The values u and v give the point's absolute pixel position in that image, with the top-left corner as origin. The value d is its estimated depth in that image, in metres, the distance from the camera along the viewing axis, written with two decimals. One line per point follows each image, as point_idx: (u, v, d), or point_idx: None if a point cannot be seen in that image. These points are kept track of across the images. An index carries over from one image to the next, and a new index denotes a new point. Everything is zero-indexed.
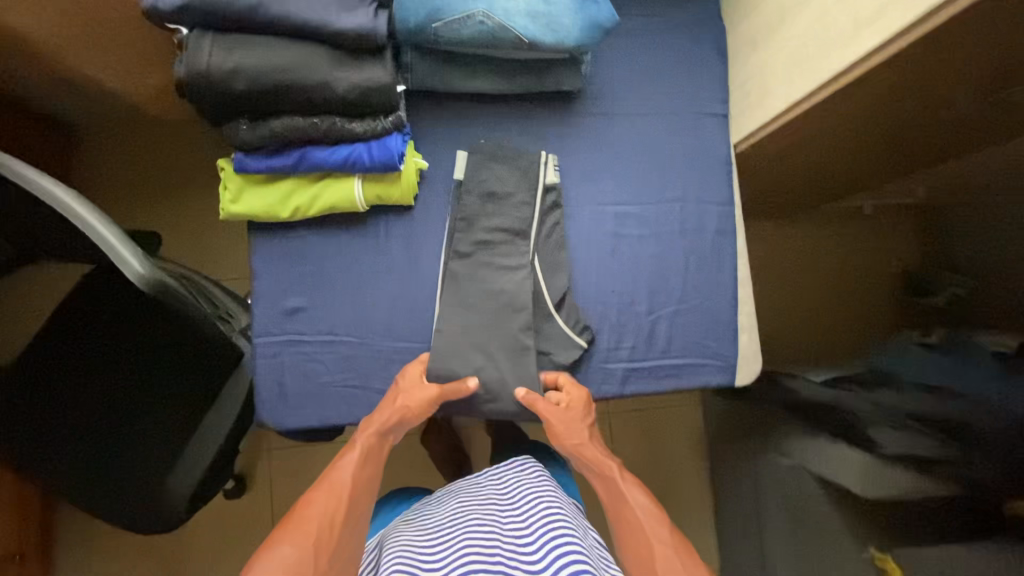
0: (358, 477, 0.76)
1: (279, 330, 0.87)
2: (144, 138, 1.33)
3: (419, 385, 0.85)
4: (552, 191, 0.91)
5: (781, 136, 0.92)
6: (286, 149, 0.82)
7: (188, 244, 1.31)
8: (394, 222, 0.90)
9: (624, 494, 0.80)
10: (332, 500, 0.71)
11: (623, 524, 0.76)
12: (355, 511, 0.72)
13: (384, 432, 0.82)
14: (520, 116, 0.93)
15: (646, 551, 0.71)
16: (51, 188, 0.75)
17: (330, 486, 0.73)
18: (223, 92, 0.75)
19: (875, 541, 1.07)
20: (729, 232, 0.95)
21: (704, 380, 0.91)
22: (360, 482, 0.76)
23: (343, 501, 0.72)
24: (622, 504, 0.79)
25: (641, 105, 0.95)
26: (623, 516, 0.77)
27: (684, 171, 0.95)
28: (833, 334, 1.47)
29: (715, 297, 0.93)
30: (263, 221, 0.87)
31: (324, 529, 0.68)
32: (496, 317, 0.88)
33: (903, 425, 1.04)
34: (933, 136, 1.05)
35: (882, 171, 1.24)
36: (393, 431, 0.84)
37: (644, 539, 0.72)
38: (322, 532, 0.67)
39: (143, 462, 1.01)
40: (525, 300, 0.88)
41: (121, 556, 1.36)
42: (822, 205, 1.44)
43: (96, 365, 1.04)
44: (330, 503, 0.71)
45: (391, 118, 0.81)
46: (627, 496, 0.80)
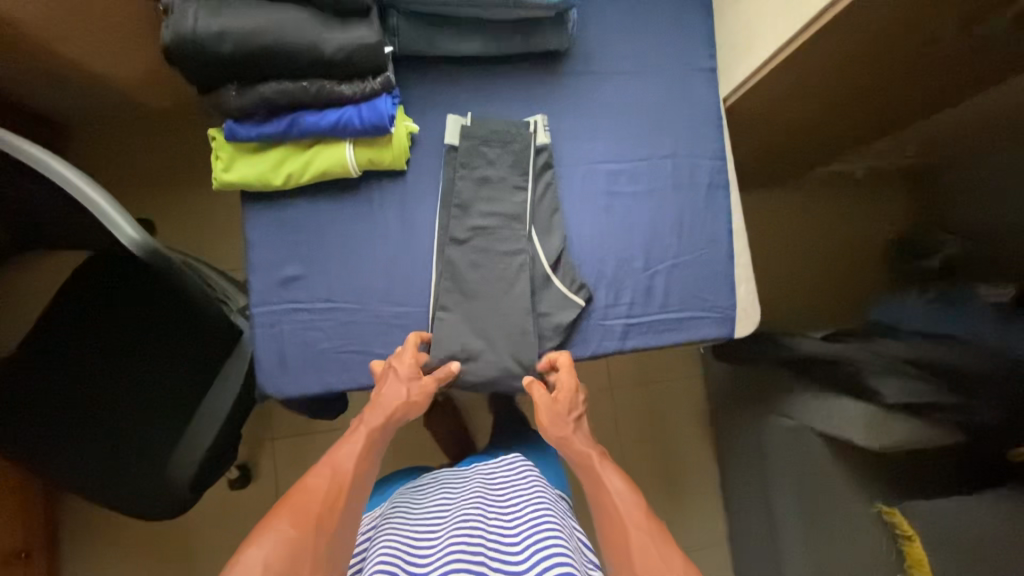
0: (360, 464, 0.74)
1: (277, 299, 0.87)
2: (134, 128, 1.33)
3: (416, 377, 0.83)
4: (544, 151, 0.92)
5: (767, 83, 0.93)
6: (276, 116, 0.83)
7: (182, 232, 1.31)
8: (388, 188, 0.90)
9: (607, 484, 0.76)
10: (334, 485, 0.70)
11: (605, 517, 0.73)
12: (354, 499, 0.71)
13: (386, 422, 0.81)
14: (509, 77, 0.94)
15: (629, 546, 0.67)
16: (40, 156, 0.75)
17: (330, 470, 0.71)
18: (212, 56, 0.76)
19: (881, 492, 1.07)
20: (722, 185, 0.95)
21: (703, 333, 0.91)
22: (362, 469, 0.74)
23: (344, 487, 0.70)
24: (604, 496, 0.75)
25: (629, 63, 0.96)
26: (606, 508, 0.74)
27: (675, 127, 0.95)
28: (832, 298, 1.46)
29: (711, 250, 0.93)
30: (256, 190, 0.87)
31: (325, 512, 0.66)
32: (496, 303, 0.88)
33: (904, 371, 1.04)
34: (919, 83, 1.05)
35: (870, 127, 1.25)
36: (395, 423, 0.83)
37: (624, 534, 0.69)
38: (324, 514, 0.66)
39: (145, 445, 1.00)
40: (523, 282, 0.88)
41: (126, 552, 1.34)
42: (813, 170, 1.45)
43: (95, 351, 1.03)
44: (331, 488, 0.69)
45: (380, 79, 0.82)
46: (610, 484, 0.76)
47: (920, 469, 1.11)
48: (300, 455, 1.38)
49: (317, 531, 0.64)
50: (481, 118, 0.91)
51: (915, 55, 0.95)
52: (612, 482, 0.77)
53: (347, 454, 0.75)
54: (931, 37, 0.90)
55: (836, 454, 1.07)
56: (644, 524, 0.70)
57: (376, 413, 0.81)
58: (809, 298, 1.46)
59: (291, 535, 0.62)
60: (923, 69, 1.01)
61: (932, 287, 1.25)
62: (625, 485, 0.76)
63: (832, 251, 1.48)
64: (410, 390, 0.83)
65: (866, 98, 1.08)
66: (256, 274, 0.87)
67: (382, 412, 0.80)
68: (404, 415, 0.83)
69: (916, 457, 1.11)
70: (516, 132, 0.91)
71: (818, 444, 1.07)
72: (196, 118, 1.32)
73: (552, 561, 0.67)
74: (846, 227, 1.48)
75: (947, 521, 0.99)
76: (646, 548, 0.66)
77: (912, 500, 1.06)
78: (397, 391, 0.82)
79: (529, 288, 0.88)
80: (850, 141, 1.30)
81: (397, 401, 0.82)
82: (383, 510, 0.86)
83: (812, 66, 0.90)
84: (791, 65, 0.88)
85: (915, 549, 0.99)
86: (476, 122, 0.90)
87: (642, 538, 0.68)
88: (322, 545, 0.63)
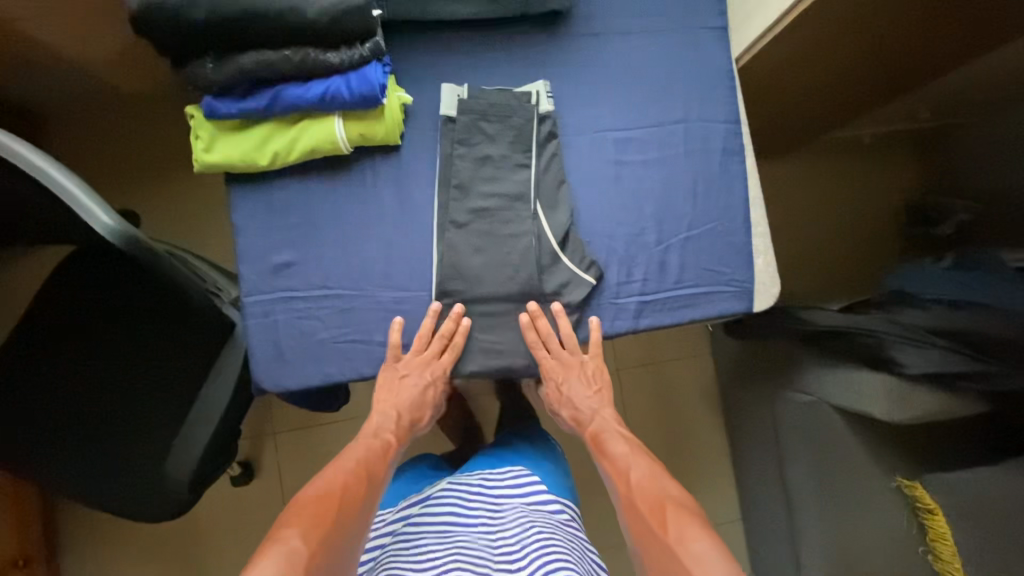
0: (383, 467, 0.79)
1: (269, 287, 0.81)
2: (111, 113, 1.26)
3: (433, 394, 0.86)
4: (547, 120, 0.86)
5: (785, 39, 0.87)
6: (257, 90, 0.76)
7: (168, 223, 1.25)
8: (381, 165, 0.84)
9: (607, 456, 0.83)
10: (356, 479, 0.74)
11: (613, 479, 0.80)
12: (365, 507, 0.72)
13: (404, 433, 0.86)
14: (508, 42, 0.88)
15: (632, 509, 0.74)
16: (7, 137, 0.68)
17: (353, 467, 0.76)
18: (185, 24, 0.71)
19: (901, 465, 1.04)
20: (737, 151, 0.90)
21: (721, 308, 0.87)
22: (384, 471, 0.79)
23: (366, 484, 0.74)
24: (607, 460, 0.83)
25: (633, 23, 0.90)
26: (612, 481, 0.81)
27: (685, 91, 0.89)
28: (845, 269, 1.42)
29: (726, 220, 0.88)
30: (238, 171, 0.81)
31: (348, 504, 0.69)
32: (501, 288, 0.83)
33: (929, 342, 0.98)
34: (941, 35, 0.99)
35: (886, 86, 1.19)
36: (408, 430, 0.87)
37: (626, 493, 0.77)
38: (348, 506, 0.69)
39: (138, 445, 0.95)
40: (530, 264, 0.83)
41: (126, 555, 1.30)
42: (822, 135, 1.40)
43: (82, 351, 0.98)
44: (357, 484, 0.73)
45: (369, 45, 0.76)
46: (610, 455, 0.83)
47: (943, 439, 1.08)
48: (302, 449, 1.34)
49: (342, 519, 0.67)
50: (479, 90, 0.85)
51: (938, 9, 0.89)
52: (614, 452, 0.83)
53: (372, 455, 0.79)
54: None
55: (856, 427, 1.04)
56: (647, 487, 0.76)
57: (397, 424, 0.85)
58: (822, 270, 1.41)
59: (320, 521, 0.65)
60: (946, 23, 0.94)
61: (949, 253, 1.21)
62: (621, 446, 0.83)
63: (841, 220, 1.43)
64: (430, 406, 0.88)
65: (885, 57, 1.02)
66: (245, 262, 0.82)
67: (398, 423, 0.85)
68: (416, 427, 0.89)
69: (936, 429, 1.08)
70: (517, 106, 0.85)
71: (837, 418, 1.04)
72: (177, 101, 1.26)
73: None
74: (857, 194, 1.43)
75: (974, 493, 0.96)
76: (642, 506, 0.73)
77: (934, 472, 1.03)
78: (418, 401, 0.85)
79: (536, 271, 0.83)
80: (863, 103, 1.25)
81: (416, 414, 0.87)
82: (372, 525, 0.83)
83: (833, 19, 0.83)
84: (810, 18, 0.81)
85: (937, 523, 0.97)
86: (473, 96, 0.85)
87: (642, 503, 0.74)
88: (345, 532, 0.66)
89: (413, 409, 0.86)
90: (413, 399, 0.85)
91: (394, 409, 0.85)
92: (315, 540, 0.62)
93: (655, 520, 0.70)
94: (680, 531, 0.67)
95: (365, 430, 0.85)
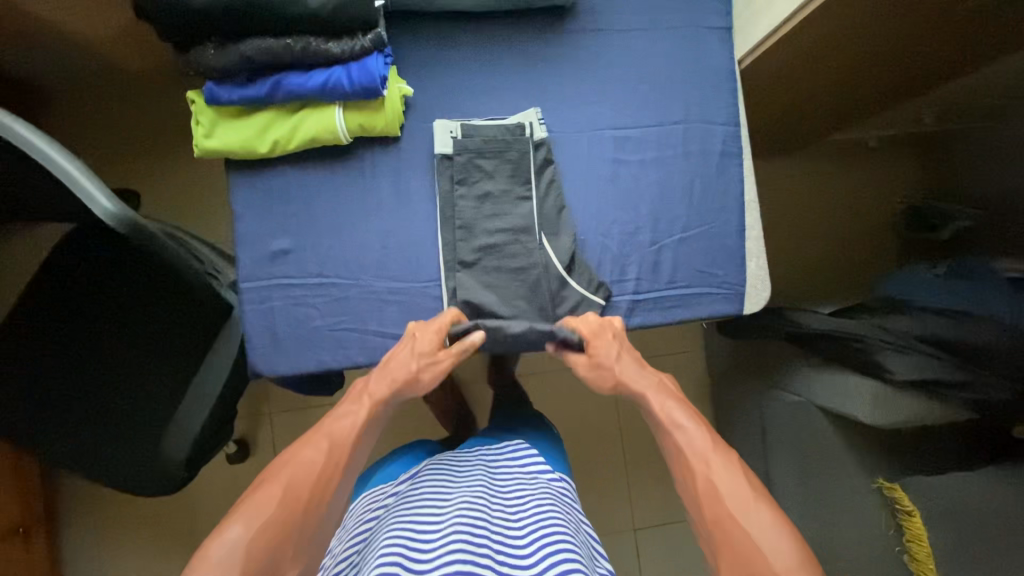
0: (352, 445, 0.73)
1: (266, 274, 0.82)
2: (114, 91, 1.25)
3: (415, 352, 0.79)
4: (542, 147, 0.86)
5: (788, 44, 0.86)
6: (258, 78, 0.77)
7: (169, 204, 1.25)
8: (380, 155, 0.84)
9: (680, 428, 0.75)
10: (330, 459, 0.70)
11: (679, 456, 0.73)
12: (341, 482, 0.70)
13: (385, 395, 0.78)
14: (510, 36, 0.87)
15: (711, 500, 0.67)
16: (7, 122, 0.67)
17: (331, 443, 0.72)
18: (186, 9, 0.71)
19: (882, 467, 1.06)
20: (735, 153, 0.90)
21: (712, 309, 0.88)
22: (354, 451, 0.73)
23: (343, 462, 0.71)
24: (673, 436, 0.75)
25: (637, 21, 0.89)
26: (678, 459, 0.73)
27: (686, 92, 0.89)
28: (840, 273, 1.42)
29: (721, 222, 0.89)
30: (240, 158, 0.81)
31: (317, 491, 0.67)
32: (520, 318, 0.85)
33: (914, 348, 1.00)
34: (945, 43, 0.98)
35: (888, 90, 1.18)
36: (396, 396, 0.79)
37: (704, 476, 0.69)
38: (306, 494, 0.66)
39: (138, 424, 0.99)
40: (542, 294, 0.85)
41: (124, 526, 1.33)
42: (825, 138, 1.40)
43: (77, 329, 0.99)
44: (331, 467, 0.69)
45: (370, 36, 0.76)
46: (680, 428, 0.75)
47: (924, 444, 1.10)
48: (298, 429, 1.37)
49: (302, 515, 0.64)
50: (472, 127, 0.84)
51: (943, 18, 0.89)
52: (686, 427, 0.75)
53: (345, 427, 0.74)
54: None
55: (840, 429, 1.06)
56: (724, 476, 0.68)
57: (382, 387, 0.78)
58: (817, 272, 1.42)
59: (269, 512, 0.63)
60: (951, 31, 0.94)
61: (944, 260, 1.21)
62: (692, 421, 0.75)
63: (838, 223, 1.43)
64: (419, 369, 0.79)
65: (893, 61, 1.02)
66: (243, 247, 0.82)
67: (385, 381, 0.78)
68: (412, 388, 0.80)
69: (918, 435, 1.10)
70: (512, 139, 0.85)
71: (821, 418, 1.06)
72: (180, 83, 1.25)
73: (559, 556, 0.69)
74: (857, 198, 1.44)
75: (952, 495, 0.98)
76: (725, 497, 0.66)
77: (913, 475, 1.05)
78: (410, 373, 0.79)
79: (546, 297, 0.85)
80: (865, 107, 1.25)
81: (406, 377, 0.78)
82: (374, 496, 0.85)
83: (839, 25, 0.83)
84: (812, 26, 0.81)
85: (914, 524, 0.98)
86: (467, 134, 0.84)
87: (724, 495, 0.67)
88: (300, 526, 0.64)
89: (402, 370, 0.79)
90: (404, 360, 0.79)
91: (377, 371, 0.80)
92: (258, 535, 0.60)
93: (749, 518, 0.64)
94: (756, 533, 0.62)
95: (353, 394, 0.80)
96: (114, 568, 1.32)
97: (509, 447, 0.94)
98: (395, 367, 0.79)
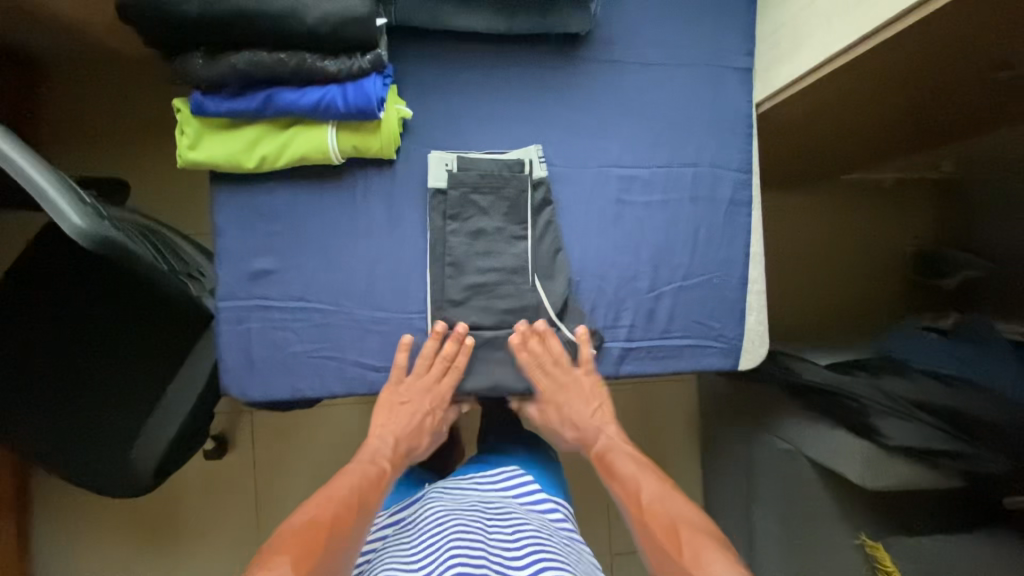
0: (373, 495, 0.77)
1: (245, 294, 0.79)
2: (110, 74, 1.21)
3: (420, 395, 0.82)
4: (541, 186, 0.82)
5: (813, 93, 0.82)
6: (249, 91, 0.73)
7: (159, 196, 1.22)
8: (374, 178, 0.80)
9: (616, 477, 0.81)
10: (349, 506, 0.73)
11: (626, 496, 0.78)
12: (361, 519, 0.73)
13: (400, 457, 0.85)
14: (519, 61, 0.83)
15: (664, 525, 0.72)
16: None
17: (346, 494, 0.75)
18: (176, 17, 0.67)
19: (866, 524, 1.04)
20: (744, 202, 0.86)
21: (705, 363, 0.85)
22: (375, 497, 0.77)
23: (359, 508, 0.74)
24: (619, 481, 0.81)
25: (654, 54, 0.85)
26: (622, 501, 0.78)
27: (699, 133, 0.85)
28: (847, 315, 1.38)
29: (723, 274, 0.86)
30: (226, 171, 0.78)
31: (339, 531, 0.69)
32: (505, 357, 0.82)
33: (911, 414, 0.97)
34: (978, 98, 0.94)
35: (913, 136, 1.13)
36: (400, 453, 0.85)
37: (649, 510, 0.75)
38: (338, 537, 0.68)
39: (108, 431, 0.94)
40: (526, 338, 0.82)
41: (97, 517, 1.31)
42: (839, 176, 1.36)
43: (40, 331, 0.94)
44: (348, 512, 0.72)
45: (369, 56, 0.72)
46: (620, 471, 0.82)
47: (914, 507, 1.06)
48: (278, 432, 1.34)
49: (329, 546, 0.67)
50: (468, 160, 0.81)
51: (976, 75, 0.85)
52: (621, 467, 0.82)
53: (361, 479, 0.78)
54: (1000, 54, 0.79)
55: (830, 484, 1.03)
56: (668, 507, 0.74)
57: (394, 449, 0.85)
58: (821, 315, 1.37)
59: (308, 556, 0.64)
60: (983, 87, 0.90)
61: (951, 315, 1.17)
62: (628, 463, 0.82)
63: (845, 264, 1.39)
64: (428, 432, 0.87)
65: (915, 115, 0.99)
66: (223, 264, 0.79)
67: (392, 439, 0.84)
68: (415, 452, 0.88)
69: (910, 498, 1.06)
70: (509, 176, 0.81)
71: (809, 471, 1.04)
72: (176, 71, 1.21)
73: None
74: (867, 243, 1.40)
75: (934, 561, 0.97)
76: (672, 520, 0.72)
77: (899, 537, 1.03)
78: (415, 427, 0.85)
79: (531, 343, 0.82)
80: (883, 150, 1.20)
81: (413, 440, 0.86)
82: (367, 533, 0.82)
83: (865, 78, 0.80)
84: (835, 80, 0.78)
85: None
86: (462, 167, 0.81)
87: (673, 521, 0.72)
88: (337, 558, 0.66)
89: (409, 436, 0.86)
90: (412, 423, 0.85)
91: (392, 430, 0.85)
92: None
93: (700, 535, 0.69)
94: (705, 553, 0.66)
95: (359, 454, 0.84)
96: (86, 561, 1.31)
97: (502, 475, 0.88)
98: (402, 425, 0.85)
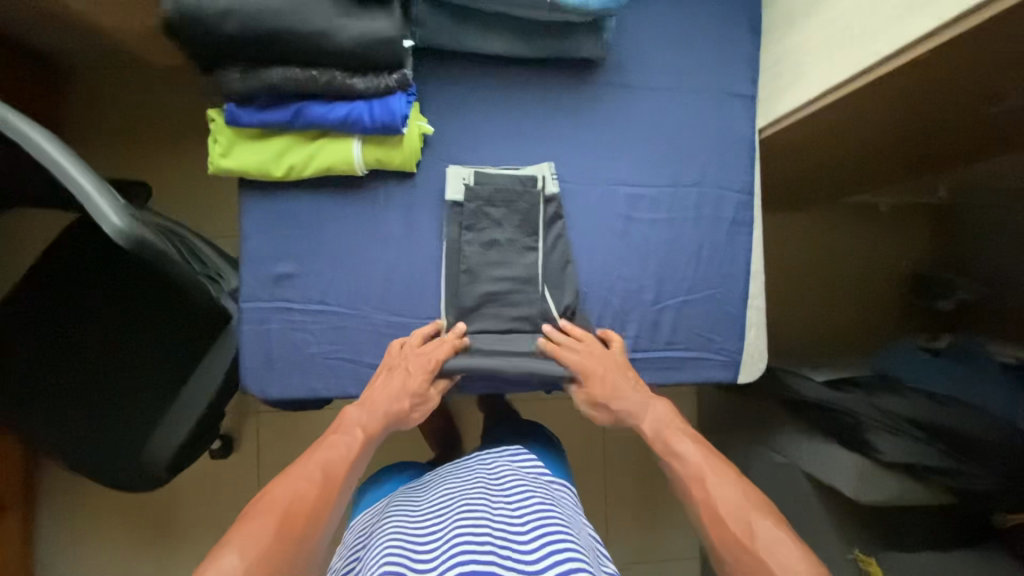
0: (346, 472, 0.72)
1: (268, 295, 0.82)
2: (137, 81, 1.26)
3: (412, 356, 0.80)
4: (553, 202, 0.86)
5: (814, 120, 0.86)
6: (280, 104, 0.77)
7: (179, 199, 1.26)
8: (395, 189, 0.85)
9: (672, 454, 0.77)
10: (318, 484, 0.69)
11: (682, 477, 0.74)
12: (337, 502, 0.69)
13: (379, 422, 0.78)
14: (535, 84, 0.88)
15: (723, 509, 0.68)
16: (43, 143, 0.68)
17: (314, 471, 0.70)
18: (215, 35, 0.71)
19: (860, 538, 1.06)
20: (746, 222, 0.90)
21: (706, 374, 0.88)
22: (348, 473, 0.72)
23: (330, 488, 0.70)
24: (674, 460, 0.76)
25: (663, 80, 0.90)
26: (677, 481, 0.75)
27: (704, 156, 0.90)
28: (843, 334, 1.41)
29: (725, 290, 0.89)
30: (254, 178, 0.82)
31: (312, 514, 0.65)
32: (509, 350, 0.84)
33: (904, 431, 0.99)
34: (971, 129, 0.98)
35: (907, 164, 1.17)
36: (376, 424, 0.78)
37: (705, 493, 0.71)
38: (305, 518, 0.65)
39: (123, 426, 0.96)
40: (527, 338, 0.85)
41: (103, 512, 1.33)
42: (838, 200, 1.40)
43: (65, 327, 0.98)
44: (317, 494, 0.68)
45: (396, 75, 0.76)
46: (676, 450, 0.77)
47: (906, 522, 1.08)
48: (285, 432, 1.37)
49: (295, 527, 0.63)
50: (484, 175, 0.85)
51: (969, 107, 0.89)
52: (676, 446, 0.77)
53: (336, 455, 0.73)
54: (992, 89, 0.83)
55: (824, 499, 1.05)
56: (727, 489, 0.70)
57: (373, 416, 0.78)
58: (818, 334, 1.41)
59: (266, 537, 0.60)
60: (975, 119, 0.94)
61: (944, 337, 1.20)
62: (688, 442, 0.77)
63: (841, 285, 1.43)
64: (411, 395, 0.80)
65: (910, 144, 1.03)
66: (247, 266, 0.82)
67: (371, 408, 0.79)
68: (400, 418, 0.80)
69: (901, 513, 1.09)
70: (522, 190, 0.85)
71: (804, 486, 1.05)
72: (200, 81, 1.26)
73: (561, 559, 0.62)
74: (863, 263, 1.44)
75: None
76: (731, 502, 0.68)
77: (892, 552, 1.04)
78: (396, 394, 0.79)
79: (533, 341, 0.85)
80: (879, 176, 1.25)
81: (395, 406, 0.79)
82: (371, 515, 0.81)
83: (864, 108, 0.84)
84: (835, 109, 0.82)
85: None
86: (478, 181, 0.84)
87: (733, 506, 0.68)
88: (307, 545, 0.63)
89: (392, 401, 0.79)
90: (395, 389, 0.79)
91: (373, 398, 0.79)
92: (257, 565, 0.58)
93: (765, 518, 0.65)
94: (770, 541, 0.63)
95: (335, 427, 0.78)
96: (90, 556, 1.32)
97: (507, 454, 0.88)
98: (383, 397, 0.79)
